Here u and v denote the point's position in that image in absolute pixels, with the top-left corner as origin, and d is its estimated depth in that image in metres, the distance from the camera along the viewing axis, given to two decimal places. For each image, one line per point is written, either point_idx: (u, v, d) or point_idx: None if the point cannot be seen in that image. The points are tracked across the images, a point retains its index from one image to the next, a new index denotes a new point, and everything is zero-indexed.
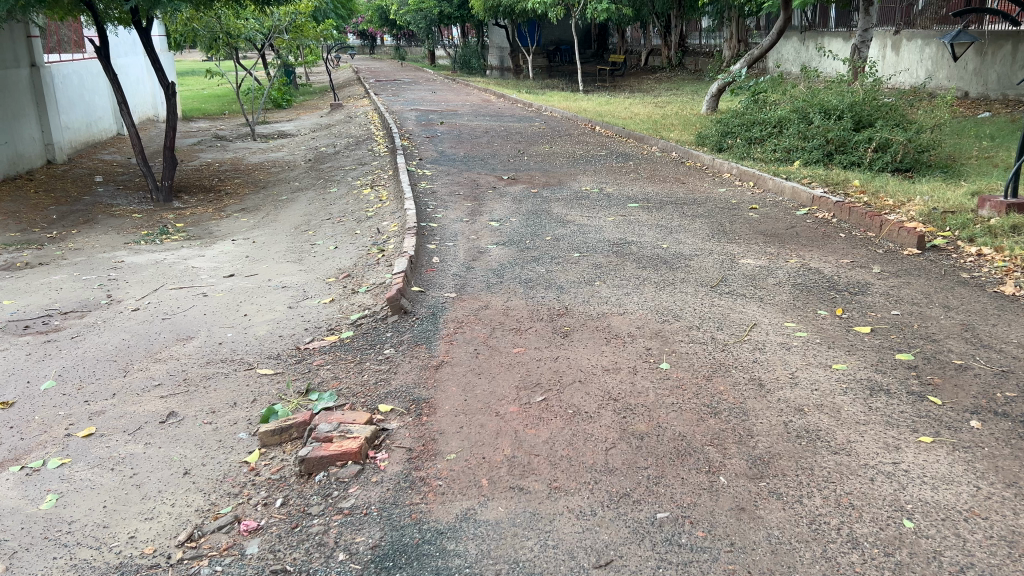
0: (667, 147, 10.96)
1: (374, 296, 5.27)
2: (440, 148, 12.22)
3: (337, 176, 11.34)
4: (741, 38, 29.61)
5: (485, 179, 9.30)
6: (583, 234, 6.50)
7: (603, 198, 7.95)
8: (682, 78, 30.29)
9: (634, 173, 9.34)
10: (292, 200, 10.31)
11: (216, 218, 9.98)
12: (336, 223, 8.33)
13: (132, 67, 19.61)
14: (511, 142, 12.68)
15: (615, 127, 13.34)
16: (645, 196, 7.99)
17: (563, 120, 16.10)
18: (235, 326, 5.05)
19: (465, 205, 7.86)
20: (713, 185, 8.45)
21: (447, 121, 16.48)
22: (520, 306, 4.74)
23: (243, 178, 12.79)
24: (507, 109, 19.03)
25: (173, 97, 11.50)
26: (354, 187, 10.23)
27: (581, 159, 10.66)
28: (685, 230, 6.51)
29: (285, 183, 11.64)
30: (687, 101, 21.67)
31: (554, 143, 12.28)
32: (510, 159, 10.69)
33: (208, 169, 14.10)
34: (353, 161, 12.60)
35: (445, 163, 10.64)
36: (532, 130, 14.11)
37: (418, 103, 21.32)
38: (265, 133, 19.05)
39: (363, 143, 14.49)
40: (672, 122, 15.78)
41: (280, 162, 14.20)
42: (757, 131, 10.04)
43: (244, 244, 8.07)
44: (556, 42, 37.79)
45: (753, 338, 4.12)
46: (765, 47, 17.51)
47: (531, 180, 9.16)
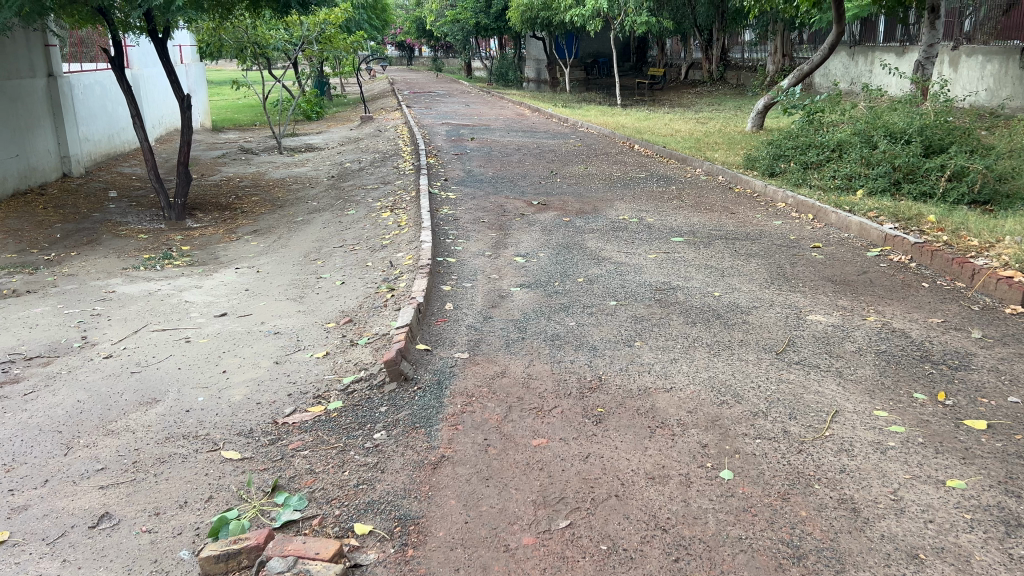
0: (713, 170, 10.09)
1: (373, 353, 4.49)
2: (467, 167, 11.47)
3: (358, 196, 10.64)
4: (785, 51, 28.62)
5: (513, 204, 8.52)
6: (621, 275, 5.67)
7: (644, 230, 7.12)
8: (724, 93, 29.35)
9: (677, 200, 8.49)
10: (306, 222, 9.62)
11: (225, 240, 9.32)
12: (347, 252, 7.59)
13: (158, 77, 19.24)
14: (543, 161, 11.89)
15: (655, 146, 12.49)
16: (691, 228, 7.14)
17: (599, 137, 15.28)
18: (209, 387, 4.30)
19: (488, 235, 7.08)
20: (768, 216, 7.56)
21: (478, 136, 15.77)
22: (543, 374, 3.92)
23: (261, 196, 12.16)
24: (541, 123, 18.28)
25: (188, 109, 10.90)
26: (373, 209, 9.51)
27: (618, 182, 9.82)
28: (737, 273, 5.66)
29: (302, 203, 10.98)
30: (729, 117, 20.75)
31: (590, 163, 11.47)
32: (540, 181, 9.91)
33: (227, 184, 13.53)
34: (377, 179, 11.91)
35: (471, 184, 9.88)
36: (567, 148, 13.32)
37: (450, 117, 20.66)
38: (292, 146, 18.52)
39: (389, 159, 13.81)
40: (716, 141, 14.87)
41: (301, 179, 13.57)
42: (814, 154, 9.12)
43: (247, 274, 7.36)
44: (593, 55, 37.07)
45: (837, 433, 3.25)
46: (815, 62, 16.52)
47: (564, 205, 8.37)
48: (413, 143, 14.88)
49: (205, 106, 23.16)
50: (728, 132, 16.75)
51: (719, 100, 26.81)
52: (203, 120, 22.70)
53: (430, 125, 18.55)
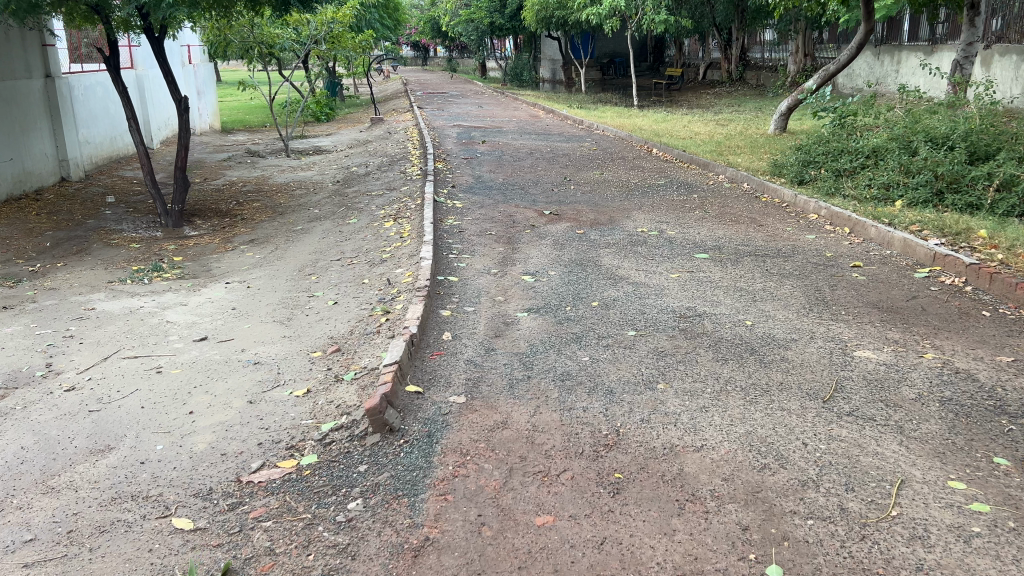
0: (737, 177, 9.50)
1: (358, 393, 3.95)
2: (477, 172, 10.94)
3: (361, 203, 10.13)
4: (807, 51, 27.93)
5: (524, 214, 7.98)
6: (641, 299, 5.11)
7: (665, 245, 6.55)
8: (743, 94, 28.70)
9: (700, 210, 7.91)
10: (306, 231, 9.12)
11: (220, 250, 8.82)
12: (344, 265, 7.07)
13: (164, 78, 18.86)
14: (557, 166, 11.33)
15: (674, 150, 11.90)
16: (716, 243, 6.56)
17: (616, 140, 14.70)
18: (171, 432, 3.77)
19: (495, 250, 6.53)
20: (799, 229, 6.96)
21: (490, 139, 15.23)
22: (551, 425, 3.36)
23: (263, 202, 11.68)
24: (556, 126, 17.71)
25: (185, 112, 10.43)
26: (376, 218, 8.99)
27: (636, 189, 9.25)
28: (770, 298, 5.07)
29: (304, 210, 10.48)
30: (750, 119, 20.13)
31: (605, 169, 10.90)
32: (554, 188, 9.36)
33: (229, 189, 13.07)
34: (383, 184, 11.40)
35: (480, 191, 9.34)
36: (582, 152, 12.76)
37: (462, 119, 20.14)
38: (300, 148, 18.08)
39: (397, 163, 13.31)
40: (738, 144, 14.24)
41: (306, 183, 13.09)
42: (846, 161, 8.50)
43: (236, 290, 6.85)
44: (610, 55, 36.48)
45: (907, 514, 2.68)
46: (842, 63, 15.86)
47: (578, 216, 7.82)
48: (422, 146, 14.37)
49: (214, 107, 22.78)
50: (750, 135, 16.12)
51: (739, 102, 26.15)
52: (212, 121, 22.32)
53: (441, 127, 18.04)
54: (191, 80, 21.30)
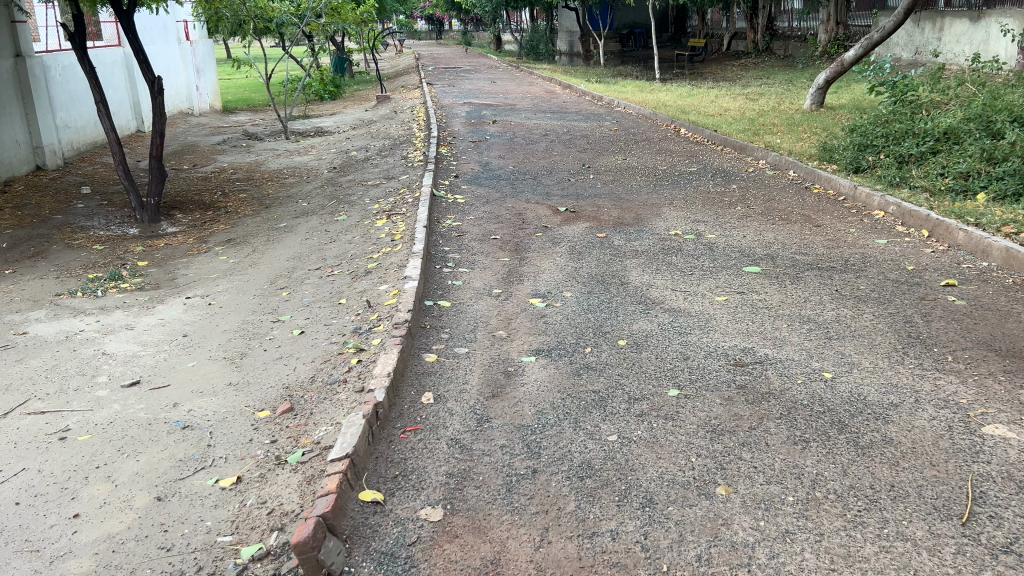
0: (781, 163, 8.31)
1: (300, 494, 2.87)
2: (484, 159, 9.83)
3: (354, 196, 9.05)
4: (839, 19, 26.42)
5: (535, 212, 6.87)
6: (681, 335, 4.01)
7: (704, 253, 5.42)
8: (771, 65, 27.27)
9: (741, 206, 6.76)
10: (289, 229, 8.06)
11: (192, 253, 7.78)
12: (322, 276, 6.01)
13: (156, 56, 17.84)
14: (574, 150, 10.18)
15: (705, 131, 10.71)
16: (765, 251, 5.44)
17: (639, 118, 13.50)
18: (40, 552, 2.72)
19: (500, 262, 5.43)
20: (864, 232, 5.81)
21: (502, 119, 14.07)
22: (565, 570, 2.28)
23: (251, 192, 10.64)
24: (573, 103, 16.51)
25: (159, 94, 9.37)
26: (367, 215, 7.91)
27: (664, 179, 8.10)
28: (846, 334, 3.95)
29: (292, 203, 9.43)
30: (782, 93, 18.82)
31: (627, 153, 9.75)
32: (570, 178, 8.24)
33: (218, 177, 12.04)
34: (381, 172, 10.32)
35: (486, 182, 8.24)
36: (602, 133, 11.60)
37: (474, 96, 18.93)
38: (299, 129, 17.01)
39: (399, 147, 12.21)
40: (773, 123, 13.02)
41: (301, 170, 12.03)
42: (911, 145, 7.29)
43: (195, 309, 5.79)
44: (629, 26, 34.96)
45: None
46: (888, 30, 14.37)
47: (598, 214, 6.70)
48: (428, 128, 13.25)
49: (215, 86, 21.71)
50: (785, 112, 14.86)
51: (767, 74, 24.76)
52: (212, 101, 21.27)
53: (450, 106, 16.88)
54: (189, 57, 20.22)
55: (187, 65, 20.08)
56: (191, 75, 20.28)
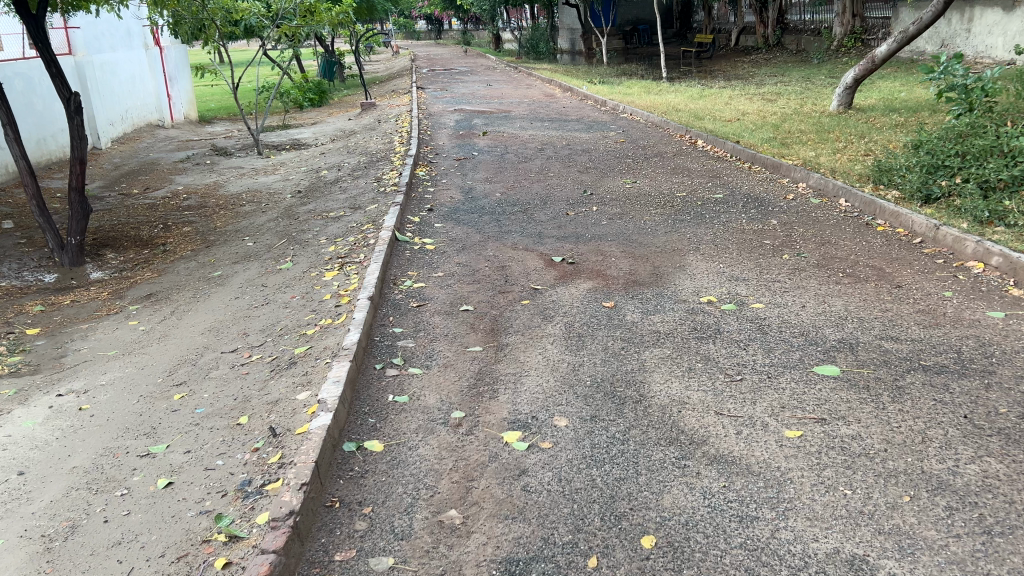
0: (826, 189, 6.75)
1: None
2: (467, 183, 8.32)
3: (309, 233, 7.53)
4: (855, 11, 24.97)
5: (522, 264, 5.33)
6: (743, 526, 2.46)
7: (753, 338, 3.87)
8: (784, 61, 25.75)
9: (787, 252, 5.22)
10: (221, 283, 6.55)
11: (100, 316, 6.28)
12: (233, 369, 4.48)
13: (119, 64, 16.36)
14: (573, 171, 8.67)
15: (725, 143, 9.17)
16: (838, 333, 3.89)
17: (648, 126, 11.98)
18: None
19: (467, 354, 3.87)
20: (966, 297, 4.26)
21: (493, 129, 12.55)
22: None
23: (197, 225, 9.14)
24: (574, 108, 14.98)
25: (77, 114, 7.89)
26: (316, 264, 6.38)
27: (682, 210, 6.56)
28: (1017, 525, 2.40)
29: (236, 241, 7.92)
30: (801, 93, 17.30)
31: (636, 174, 8.23)
32: (567, 212, 6.71)
33: (167, 203, 10.56)
34: (347, 200, 8.80)
35: (463, 218, 6.71)
36: (606, 147, 10.08)
37: (467, 101, 17.41)
38: (273, 143, 15.51)
39: (375, 166, 10.70)
40: (799, 131, 11.47)
41: (261, 194, 10.53)
42: (1000, 167, 5.72)
43: (57, 419, 4.28)
44: (632, 21, 33.46)
45: None
46: (926, 21, 12.78)
47: (603, 268, 5.16)
48: (408, 141, 11.74)
49: (188, 95, 20.23)
50: (809, 115, 13.32)
51: (781, 71, 23.23)
52: (186, 111, 19.79)
53: (437, 114, 15.37)
54: (158, 64, 18.76)
55: (156, 74, 18.63)
56: (160, 84, 18.79)
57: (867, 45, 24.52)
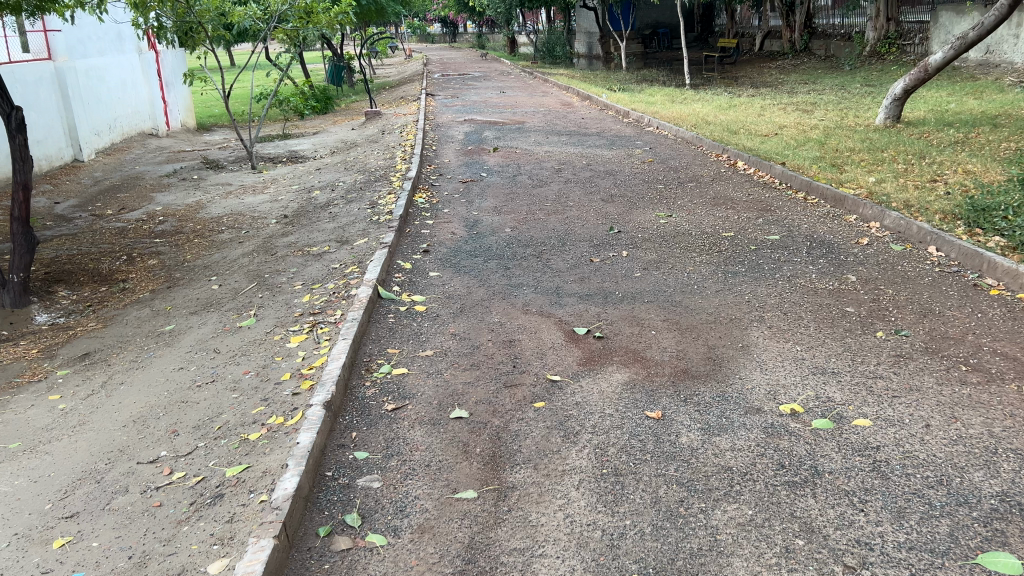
0: (909, 231, 5.53)
1: None
2: (472, 215, 7.16)
3: (283, 274, 6.38)
4: (889, 14, 23.63)
5: (535, 338, 4.14)
6: None
7: (870, 490, 2.67)
8: (812, 68, 24.50)
9: (881, 328, 4.02)
10: (169, 343, 5.40)
11: (18, 384, 5.13)
12: (142, 498, 3.31)
13: (108, 69, 15.31)
14: (596, 199, 7.49)
15: (771, 167, 7.98)
16: (995, 482, 2.68)
17: (677, 141, 10.80)
18: None
19: (454, 506, 2.69)
20: None
21: (505, 143, 11.39)
22: None
23: (165, 256, 8.03)
24: (593, 119, 13.81)
25: (19, 133, 6.85)
26: (283, 322, 5.22)
27: (732, 257, 5.37)
28: None
29: (202, 282, 6.79)
30: (837, 104, 16.07)
31: (671, 205, 7.05)
32: (592, 257, 5.52)
33: (139, 227, 9.46)
34: (334, 231, 7.66)
35: (465, 265, 5.54)
36: (632, 168, 8.91)
37: (478, 110, 16.27)
38: (269, 155, 14.42)
39: (371, 186, 9.55)
40: (847, 149, 10.26)
41: (244, 218, 9.41)
42: None
43: None
44: (651, 25, 32.33)
45: None
46: (987, 27, 11.49)
47: (640, 347, 3.97)
48: (411, 158, 10.60)
49: (186, 101, 19.22)
50: (852, 129, 12.11)
51: (811, 78, 21.95)
52: (182, 119, 18.75)
53: (446, 125, 14.24)
54: (153, 69, 17.73)
55: (151, 79, 17.60)
56: (155, 90, 17.73)
57: (902, 51, 23.19)
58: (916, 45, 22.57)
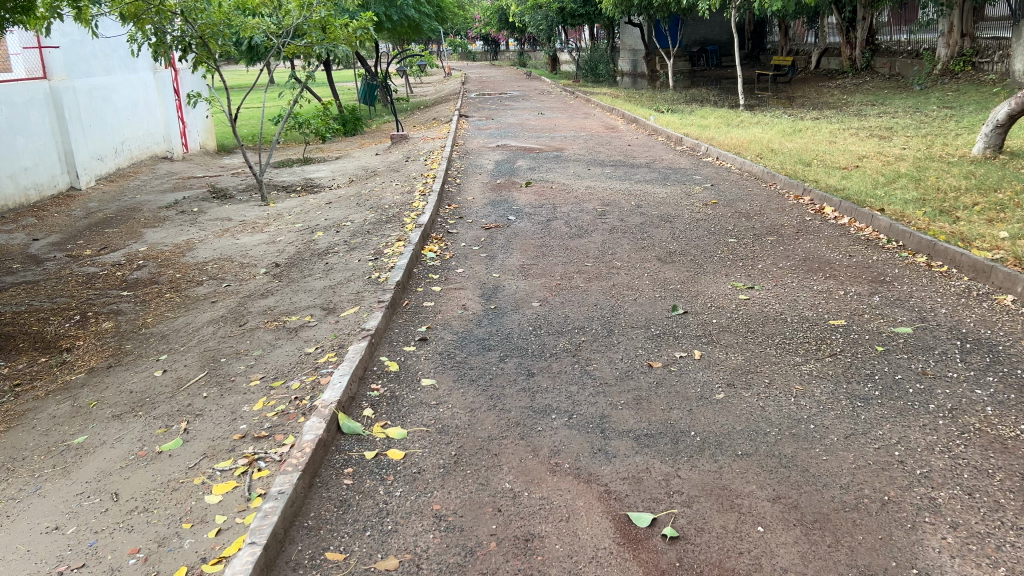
0: None
1: None
2: (493, 278, 5.64)
3: (243, 360, 4.90)
4: (964, 30, 21.67)
5: (566, 534, 2.57)
6: None
7: None
8: (877, 87, 22.60)
9: None
10: (65, 469, 3.91)
11: None
12: None
13: (115, 89, 14.22)
14: (652, 257, 5.93)
15: (872, 217, 6.34)
16: None
17: (743, 175, 9.19)
18: None
19: None
20: None
21: (540, 176, 9.90)
22: None
23: (124, 317, 6.61)
24: (642, 147, 12.25)
25: None
26: (216, 452, 3.71)
27: (853, 368, 3.75)
28: None
29: (147, 362, 5.34)
30: (918, 130, 14.27)
31: (749, 270, 5.43)
32: (649, 359, 3.93)
33: (111, 274, 8.09)
34: (324, 291, 6.19)
35: (472, 367, 4.00)
36: (694, 212, 7.32)
37: (514, 134, 14.80)
38: (282, 183, 13.13)
39: (380, 229, 8.10)
40: (951, 187, 8.56)
41: (232, 265, 8.01)
42: None
43: None
44: (700, 42, 30.71)
45: None
46: None
47: (743, 567, 2.38)
48: (430, 193, 9.14)
49: (206, 122, 18.15)
50: (946, 162, 10.37)
51: (878, 99, 20.09)
52: (198, 142, 17.63)
53: (476, 151, 12.79)
54: (169, 88, 16.67)
55: (167, 99, 16.52)
56: (173, 110, 16.67)
57: (978, 69, 21.20)
58: (996, 63, 20.56)
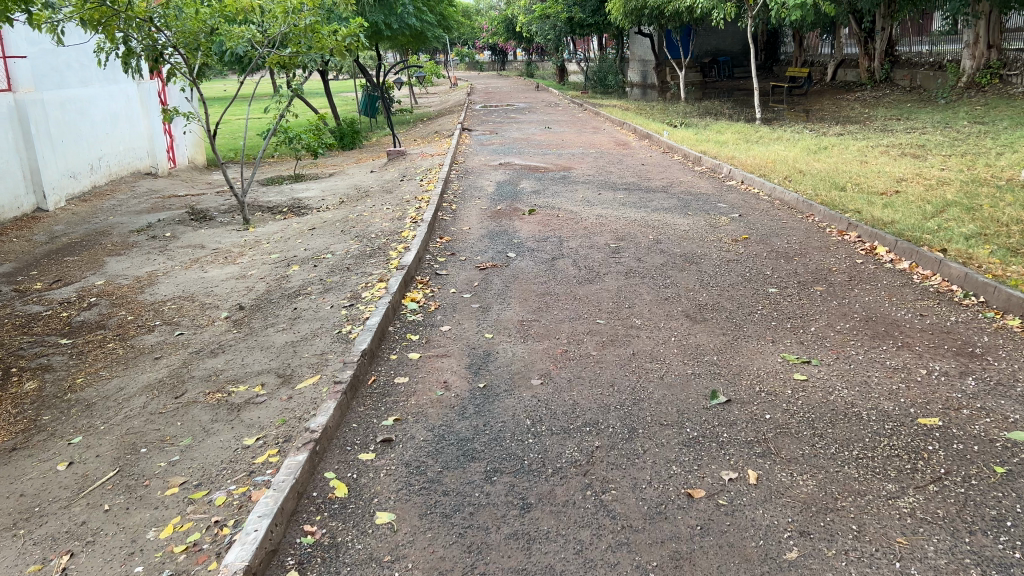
0: None
1: None
2: (485, 340, 4.61)
3: (166, 454, 3.88)
4: (990, 41, 20.59)
5: None
6: None
7: None
8: (900, 100, 21.53)
9: None
10: None
11: None
12: None
13: (93, 102, 13.33)
14: (680, 313, 4.90)
15: (939, 262, 5.31)
16: None
17: (773, 203, 8.17)
18: None
19: None
20: None
21: (545, 201, 8.90)
22: None
23: (51, 376, 5.60)
24: (657, 167, 11.25)
25: None
26: None
27: (973, 505, 2.70)
28: None
29: (56, 447, 4.31)
30: (954, 148, 13.21)
31: (800, 335, 4.40)
32: (688, 484, 2.89)
33: (54, 315, 7.11)
34: (284, 349, 5.17)
35: (447, 490, 2.96)
36: (723, 250, 6.31)
37: (518, 150, 13.81)
38: (267, 204, 12.17)
39: (362, 264, 7.11)
40: (1011, 218, 7.50)
41: (192, 305, 7.01)
42: None
43: None
44: (712, 53, 29.76)
45: None
46: None
47: None
48: (421, 220, 8.14)
49: (195, 137, 17.25)
50: (995, 187, 9.32)
51: (903, 113, 19.03)
52: (186, 157, 16.72)
53: (477, 170, 11.82)
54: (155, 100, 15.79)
55: (153, 112, 15.63)
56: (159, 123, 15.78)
57: (1006, 82, 20.11)
58: None
